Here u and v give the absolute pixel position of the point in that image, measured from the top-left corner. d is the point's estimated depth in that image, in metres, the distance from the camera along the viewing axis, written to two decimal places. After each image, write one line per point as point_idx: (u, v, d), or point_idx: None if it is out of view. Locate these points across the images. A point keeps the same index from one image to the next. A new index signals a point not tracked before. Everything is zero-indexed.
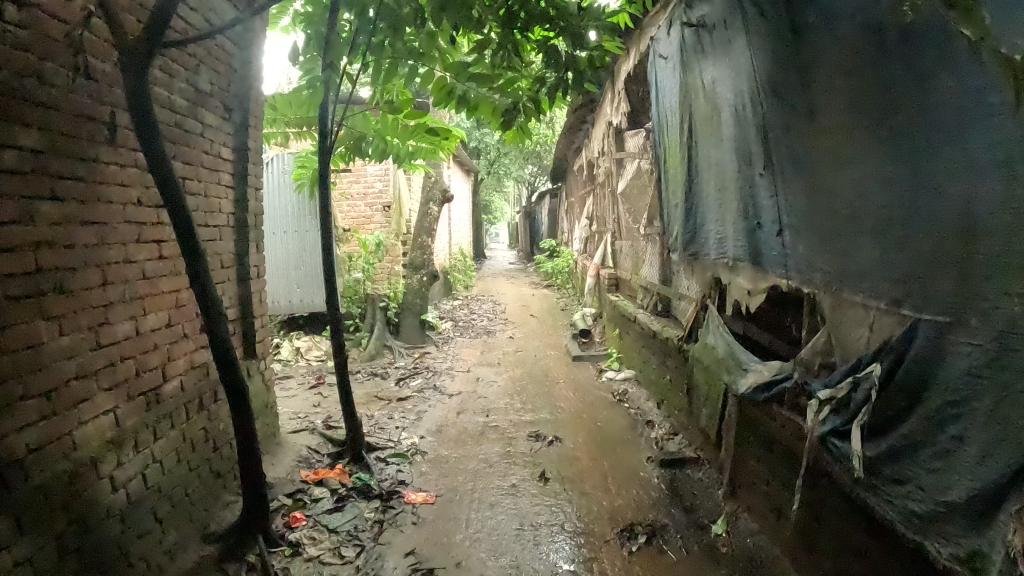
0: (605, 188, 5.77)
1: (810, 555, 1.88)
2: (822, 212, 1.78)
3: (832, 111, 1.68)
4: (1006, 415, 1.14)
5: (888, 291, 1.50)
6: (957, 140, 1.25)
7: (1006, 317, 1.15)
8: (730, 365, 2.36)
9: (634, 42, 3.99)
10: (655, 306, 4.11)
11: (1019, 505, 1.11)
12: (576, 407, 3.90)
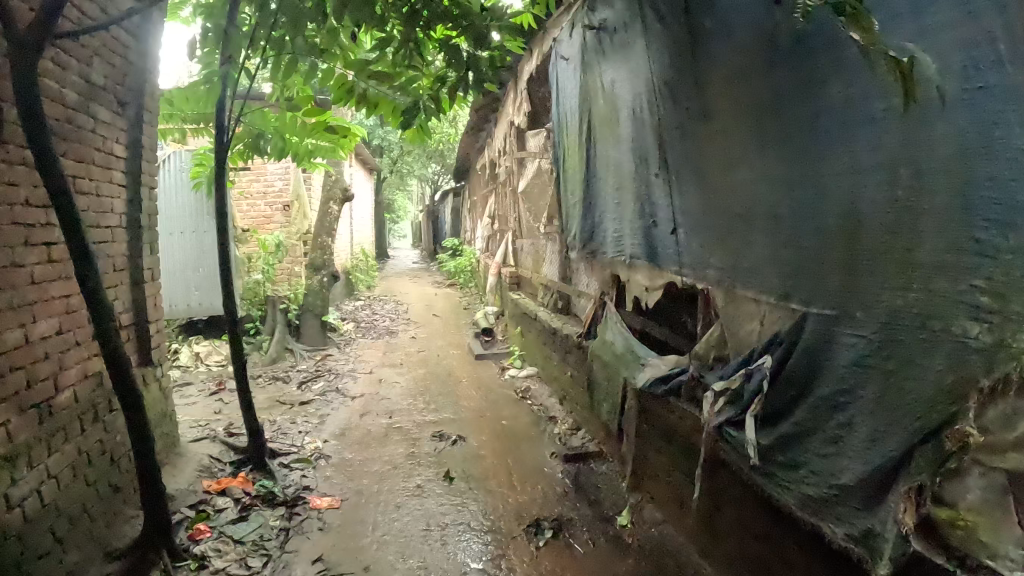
0: (506, 187, 5.80)
1: (714, 541, 1.94)
2: (714, 211, 1.84)
3: (727, 114, 1.75)
4: (892, 401, 1.21)
5: (778, 287, 1.56)
6: (844, 143, 1.32)
7: (890, 309, 1.22)
8: (628, 360, 2.41)
9: (537, 43, 4.02)
10: (556, 304, 4.16)
11: (907, 486, 1.18)
12: (480, 405, 3.91)
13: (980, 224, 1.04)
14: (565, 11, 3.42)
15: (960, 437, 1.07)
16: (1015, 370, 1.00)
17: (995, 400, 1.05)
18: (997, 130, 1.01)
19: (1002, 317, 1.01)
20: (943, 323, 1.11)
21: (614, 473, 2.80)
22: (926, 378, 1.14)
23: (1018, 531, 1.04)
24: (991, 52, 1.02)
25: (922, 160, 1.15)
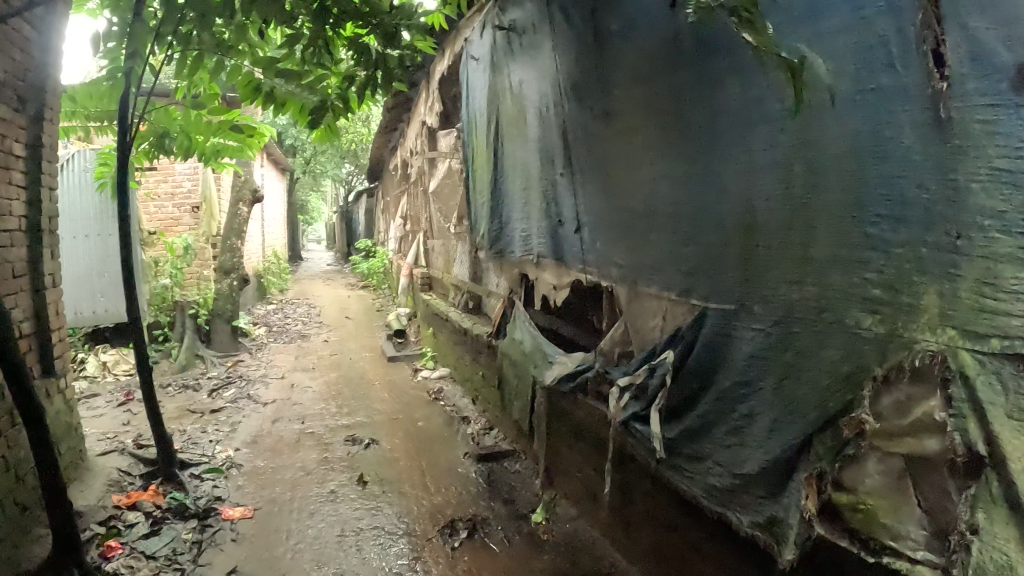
0: (417, 187, 5.77)
1: (628, 534, 1.97)
2: (617, 209, 1.87)
3: (629, 114, 1.78)
4: (791, 392, 1.25)
5: (680, 282, 1.60)
6: (740, 143, 1.37)
7: (787, 303, 1.26)
8: (536, 358, 2.44)
9: (449, 43, 4.01)
10: (466, 304, 4.16)
11: (808, 472, 1.21)
12: (393, 407, 3.88)
13: (872, 219, 1.09)
14: (477, 11, 3.42)
15: (856, 423, 1.11)
16: (904, 356, 1.04)
17: (885, 387, 1.08)
18: (887, 129, 1.06)
19: (893, 308, 1.06)
20: (837, 315, 1.16)
21: (528, 471, 2.82)
22: (821, 368, 1.19)
23: (917, 510, 1.06)
24: (882, 55, 1.07)
25: (815, 159, 1.20)
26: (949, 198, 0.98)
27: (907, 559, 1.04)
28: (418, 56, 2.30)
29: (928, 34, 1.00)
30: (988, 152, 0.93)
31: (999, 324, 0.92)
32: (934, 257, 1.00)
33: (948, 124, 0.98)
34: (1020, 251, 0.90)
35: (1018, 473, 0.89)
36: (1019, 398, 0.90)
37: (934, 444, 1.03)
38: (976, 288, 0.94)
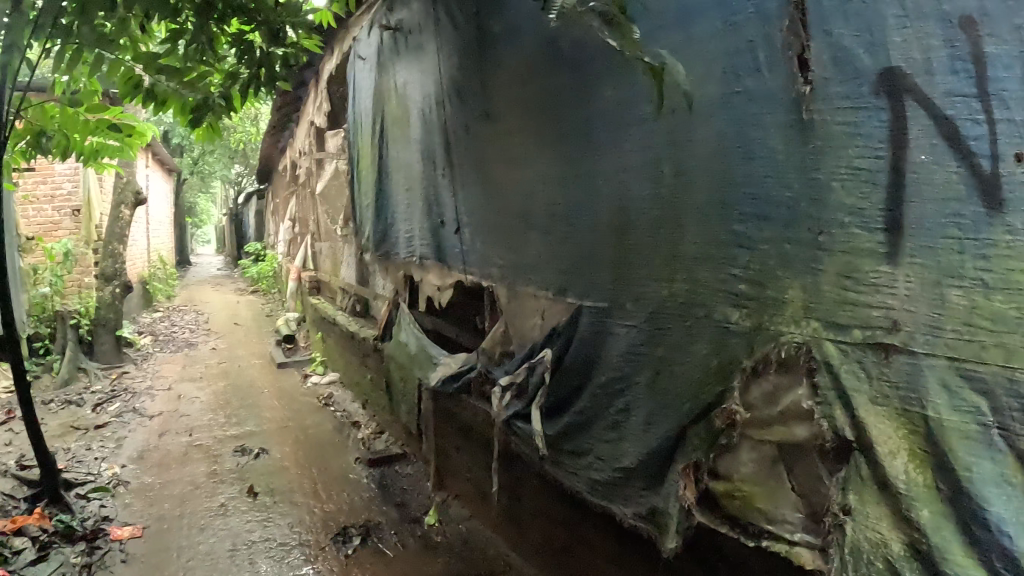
0: (305, 189, 5.65)
1: (519, 531, 1.99)
2: (496, 210, 1.89)
3: (508, 115, 1.80)
4: (664, 386, 1.30)
5: (557, 282, 1.64)
6: (613, 144, 1.41)
7: (658, 300, 1.32)
8: (421, 360, 2.42)
9: (336, 41, 3.95)
10: (355, 306, 4.11)
11: (684, 464, 1.26)
12: (282, 415, 3.79)
13: (736, 217, 1.16)
14: (365, 10, 3.38)
15: (727, 415, 1.17)
16: (771, 348, 1.12)
17: (754, 377, 1.15)
18: (753, 131, 1.14)
19: (758, 302, 1.14)
20: (705, 309, 1.22)
21: (420, 473, 2.82)
22: (692, 361, 1.25)
23: (792, 495, 1.12)
24: (749, 60, 1.15)
25: (683, 159, 1.26)
26: (811, 196, 1.06)
27: (785, 541, 1.10)
28: (304, 58, 2.27)
29: (794, 41, 1.08)
30: (849, 152, 1.02)
31: (859, 314, 1.01)
32: (797, 252, 1.08)
33: (810, 126, 1.06)
34: (879, 246, 0.98)
35: (885, 456, 0.97)
36: (881, 385, 0.99)
37: (803, 431, 1.09)
38: (837, 281, 1.03)
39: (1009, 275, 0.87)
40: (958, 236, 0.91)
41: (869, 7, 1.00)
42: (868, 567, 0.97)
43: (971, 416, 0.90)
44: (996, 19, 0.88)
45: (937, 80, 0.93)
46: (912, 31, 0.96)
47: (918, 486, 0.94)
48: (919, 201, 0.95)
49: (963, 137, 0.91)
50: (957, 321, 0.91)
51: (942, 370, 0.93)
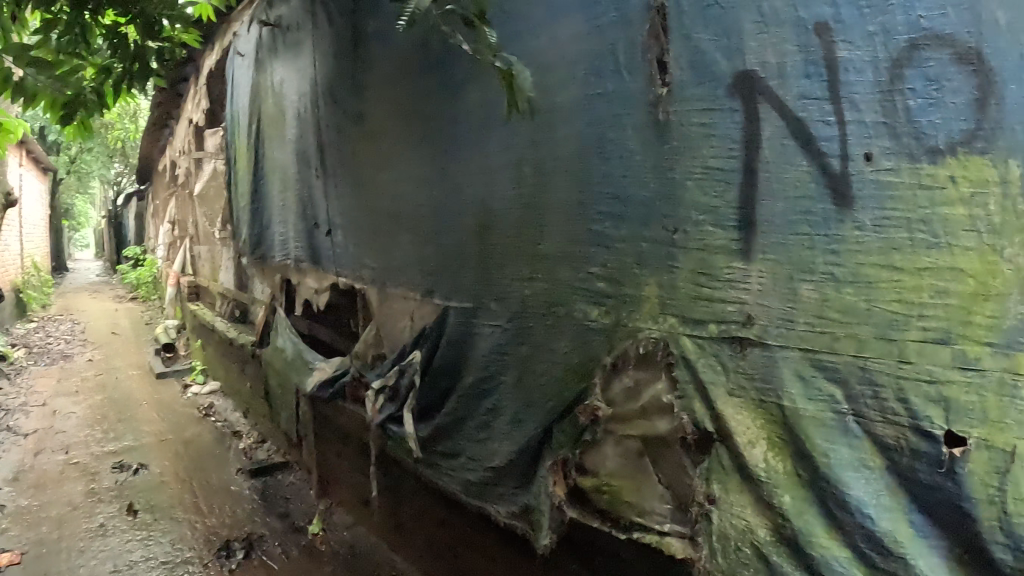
0: (185, 190, 5.44)
1: (400, 534, 1.98)
2: (365, 210, 1.89)
3: (377, 114, 1.79)
4: (529, 384, 1.38)
5: (424, 283, 1.66)
6: (478, 146, 1.46)
7: (519, 298, 1.39)
8: (297, 365, 2.36)
9: (217, 35, 3.82)
10: (235, 312, 4.00)
11: (552, 462, 1.34)
12: (161, 428, 3.64)
13: (595, 217, 1.24)
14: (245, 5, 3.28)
15: (590, 411, 1.25)
16: (630, 344, 1.20)
17: (616, 372, 1.22)
18: (612, 133, 1.21)
19: (616, 300, 1.21)
20: (566, 308, 1.29)
21: (303, 481, 2.76)
22: (553, 358, 1.32)
23: (658, 487, 1.21)
24: (611, 62, 1.21)
25: (544, 160, 1.32)
26: (666, 194, 1.13)
27: (656, 532, 1.19)
28: (181, 52, 2.20)
29: (653, 46, 1.15)
30: (703, 152, 1.09)
31: (714, 309, 1.09)
32: (653, 250, 1.15)
33: (667, 127, 1.13)
34: (733, 244, 1.06)
35: (745, 446, 1.06)
36: (739, 377, 1.07)
37: (664, 424, 1.17)
38: (693, 277, 1.11)
39: (858, 268, 0.95)
40: (808, 233, 0.99)
41: (728, 12, 1.06)
42: (736, 551, 1.06)
43: (826, 405, 0.99)
44: (848, 26, 0.95)
45: (790, 83, 1.01)
46: (768, 36, 1.02)
47: (778, 473, 1.03)
48: (771, 198, 1.03)
49: (815, 138, 0.99)
50: (808, 314, 0.99)
51: (797, 362, 1.01)
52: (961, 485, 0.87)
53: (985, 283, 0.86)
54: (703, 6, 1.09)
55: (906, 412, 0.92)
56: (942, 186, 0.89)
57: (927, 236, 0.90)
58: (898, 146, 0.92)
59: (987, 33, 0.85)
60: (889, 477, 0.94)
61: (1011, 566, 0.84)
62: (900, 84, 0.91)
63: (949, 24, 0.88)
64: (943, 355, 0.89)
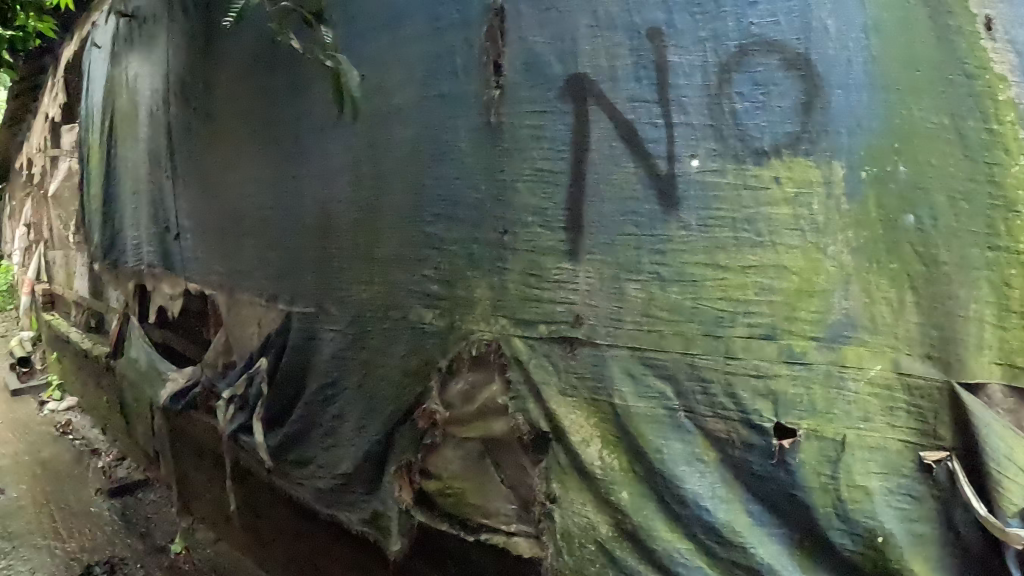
0: (37, 192, 5.12)
1: (263, 547, 2.00)
2: (212, 211, 1.98)
3: (225, 114, 1.89)
4: (369, 387, 1.52)
5: (268, 288, 1.78)
6: (318, 149, 1.60)
7: (358, 303, 1.53)
8: (151, 377, 2.32)
9: (76, 24, 3.63)
10: (92, 322, 3.81)
11: (396, 467, 1.50)
12: (13, 448, 3.41)
13: (428, 219, 1.37)
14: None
15: (429, 415, 1.41)
16: (464, 346, 1.34)
17: (451, 376, 1.37)
18: (445, 136, 1.34)
19: (450, 301, 1.35)
20: (401, 312, 1.44)
21: (165, 499, 2.69)
22: (393, 361, 1.46)
23: (501, 487, 1.36)
24: (448, 62, 1.34)
25: (381, 161, 1.46)
26: (495, 197, 1.27)
27: (503, 533, 1.35)
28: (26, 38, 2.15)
29: (490, 48, 1.29)
30: (534, 154, 1.24)
31: (545, 311, 1.24)
32: (484, 252, 1.29)
33: (499, 129, 1.27)
34: (561, 245, 1.21)
35: (579, 444, 1.21)
36: (570, 377, 1.22)
37: (500, 425, 1.33)
38: (523, 279, 1.25)
39: (684, 267, 1.13)
40: (636, 234, 1.15)
41: (565, 20, 1.21)
42: (580, 547, 1.22)
43: (657, 401, 1.16)
44: (681, 31, 1.14)
45: (620, 86, 1.17)
46: (601, 39, 1.18)
47: (614, 470, 1.19)
48: (598, 199, 1.18)
49: (644, 139, 1.15)
50: (635, 313, 1.16)
51: (626, 360, 1.17)
52: (793, 475, 1.09)
53: (808, 280, 1.08)
54: (542, 11, 1.23)
55: (736, 407, 1.11)
56: (766, 187, 1.10)
57: (751, 234, 1.10)
58: (723, 147, 1.11)
59: (813, 41, 1.09)
60: (723, 471, 1.14)
61: (850, 549, 1.08)
62: (729, 88, 1.11)
63: (779, 31, 1.09)
64: (769, 350, 1.09)
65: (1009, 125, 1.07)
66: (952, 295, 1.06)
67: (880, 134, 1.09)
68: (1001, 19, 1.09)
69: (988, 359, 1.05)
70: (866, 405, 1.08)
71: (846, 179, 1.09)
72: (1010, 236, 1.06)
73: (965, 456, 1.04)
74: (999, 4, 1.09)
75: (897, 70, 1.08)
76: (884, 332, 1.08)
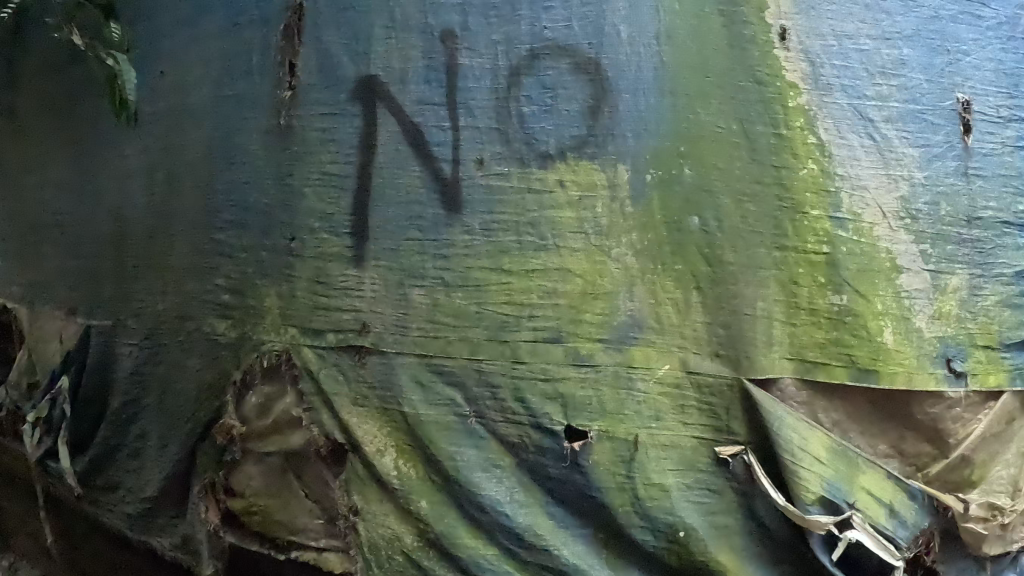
0: None
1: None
2: (8, 216, 1.84)
3: (28, 113, 1.80)
4: (167, 403, 1.49)
5: (68, 300, 1.70)
6: (115, 152, 1.60)
7: (155, 314, 1.51)
8: None
9: None
10: None
11: (202, 487, 1.45)
12: None
13: (219, 226, 1.40)
14: None
15: (226, 430, 1.38)
16: (255, 357, 1.36)
17: (246, 389, 1.37)
18: (237, 136, 1.38)
19: (242, 312, 1.37)
20: (196, 323, 1.43)
21: None
22: (188, 376, 1.45)
23: (306, 502, 1.35)
24: (244, 62, 1.39)
25: (174, 166, 1.47)
26: (283, 203, 1.34)
27: (313, 548, 1.35)
28: None
29: (285, 48, 1.35)
30: (322, 158, 1.32)
31: (333, 319, 1.31)
32: (272, 259, 1.35)
33: (290, 130, 1.34)
34: (346, 251, 1.30)
35: (373, 454, 1.28)
36: (361, 386, 1.30)
37: (297, 438, 1.34)
38: (310, 286, 1.32)
39: (467, 271, 1.24)
40: (419, 238, 1.26)
41: (359, 20, 1.31)
42: (387, 560, 1.27)
43: (448, 408, 1.26)
44: (474, 33, 1.26)
45: (410, 88, 1.28)
46: (395, 41, 1.29)
47: (411, 479, 1.27)
48: (383, 204, 1.28)
49: (429, 142, 1.27)
50: (420, 319, 1.26)
51: (415, 369, 1.27)
52: (588, 477, 1.22)
53: (592, 282, 1.22)
54: (338, 11, 1.32)
55: (526, 412, 1.23)
56: (551, 190, 1.23)
57: (535, 237, 1.23)
58: (508, 151, 1.24)
59: (605, 46, 1.23)
60: (521, 476, 1.25)
61: (652, 545, 1.21)
62: (519, 90, 1.24)
63: (572, 36, 1.23)
64: (555, 352, 1.22)
65: (798, 130, 1.23)
66: (738, 294, 1.21)
67: (665, 137, 1.22)
68: (797, 30, 1.24)
69: (776, 355, 1.21)
70: (657, 404, 1.22)
71: (629, 181, 1.22)
72: (795, 236, 1.22)
73: (758, 450, 1.21)
74: (796, 16, 1.24)
75: (684, 77, 1.23)
76: (670, 332, 1.22)
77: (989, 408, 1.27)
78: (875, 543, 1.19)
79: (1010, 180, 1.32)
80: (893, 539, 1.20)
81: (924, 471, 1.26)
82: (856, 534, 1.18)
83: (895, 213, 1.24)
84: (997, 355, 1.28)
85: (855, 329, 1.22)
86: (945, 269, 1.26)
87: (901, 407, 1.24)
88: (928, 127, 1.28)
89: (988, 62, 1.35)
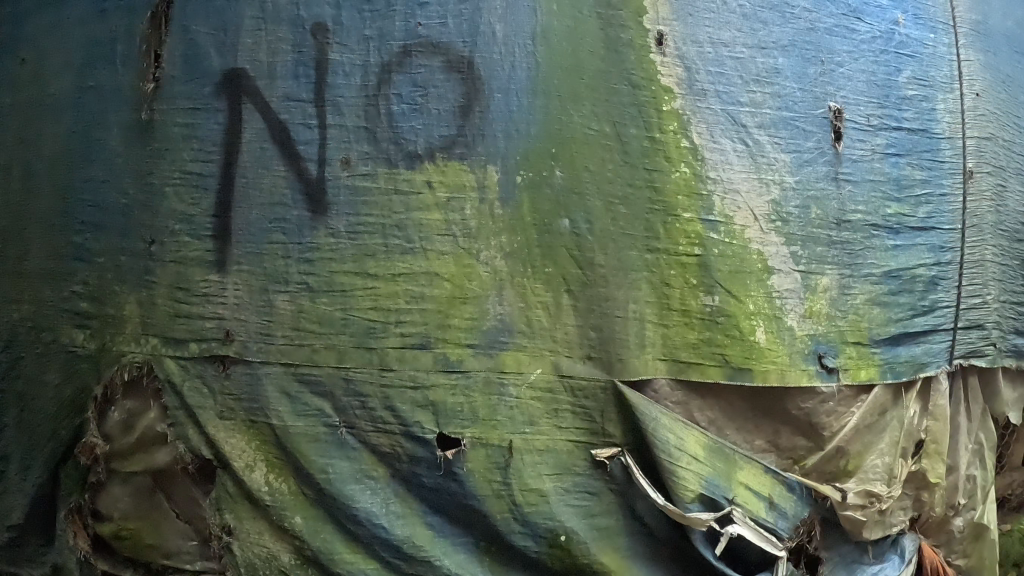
0: None
1: None
2: None
3: None
4: (29, 423, 1.34)
5: None
6: None
7: (9, 324, 1.36)
8: None
9: None
10: None
11: (68, 512, 1.31)
12: None
13: (76, 227, 1.30)
14: None
15: (89, 449, 1.28)
16: (115, 370, 1.27)
17: (108, 404, 1.28)
18: (97, 132, 1.30)
19: (100, 321, 1.28)
20: (52, 334, 1.32)
21: None
22: (46, 391, 1.32)
23: (179, 523, 1.28)
24: (107, 51, 1.30)
25: (29, 162, 1.36)
26: (143, 203, 1.26)
27: (188, 572, 1.27)
28: None
29: (151, 38, 1.28)
30: (183, 155, 1.25)
31: (195, 328, 1.24)
32: (131, 263, 1.27)
33: (151, 126, 1.26)
34: (208, 255, 1.23)
35: (243, 470, 1.22)
36: (225, 399, 1.24)
37: (163, 455, 1.26)
38: (171, 293, 1.25)
39: (332, 276, 1.20)
40: (282, 242, 1.21)
41: (228, 10, 1.25)
42: None
43: (316, 419, 1.21)
44: (345, 28, 1.22)
45: (278, 83, 1.23)
46: (264, 33, 1.23)
47: (284, 495, 1.22)
48: (246, 206, 1.23)
49: (295, 142, 1.22)
50: (284, 326, 1.21)
51: (280, 379, 1.22)
52: (464, 485, 1.19)
53: (461, 286, 1.20)
54: (204, 1, 1.26)
55: (396, 420, 1.20)
56: (418, 192, 1.20)
57: (402, 240, 1.20)
58: (375, 150, 1.21)
59: (479, 45, 1.21)
60: (396, 486, 1.22)
61: (535, 551, 1.20)
62: (389, 88, 1.21)
63: (446, 33, 1.21)
64: (424, 359, 1.20)
65: (672, 134, 1.23)
66: (610, 296, 1.21)
67: (537, 139, 1.21)
68: (674, 36, 1.25)
69: (649, 356, 1.22)
70: (529, 409, 1.20)
71: (500, 183, 1.20)
72: (667, 238, 1.22)
73: (635, 450, 1.22)
74: (674, 23, 1.25)
75: (558, 78, 1.22)
76: (540, 336, 1.21)
77: (862, 401, 1.29)
78: (757, 536, 1.21)
79: (880, 185, 1.33)
80: (775, 531, 1.23)
81: (802, 463, 1.29)
82: (736, 529, 1.19)
83: (766, 216, 1.26)
84: (867, 351, 1.30)
85: (728, 329, 1.23)
86: (815, 269, 1.28)
87: (775, 403, 1.26)
88: (800, 133, 1.29)
89: (861, 72, 1.35)
